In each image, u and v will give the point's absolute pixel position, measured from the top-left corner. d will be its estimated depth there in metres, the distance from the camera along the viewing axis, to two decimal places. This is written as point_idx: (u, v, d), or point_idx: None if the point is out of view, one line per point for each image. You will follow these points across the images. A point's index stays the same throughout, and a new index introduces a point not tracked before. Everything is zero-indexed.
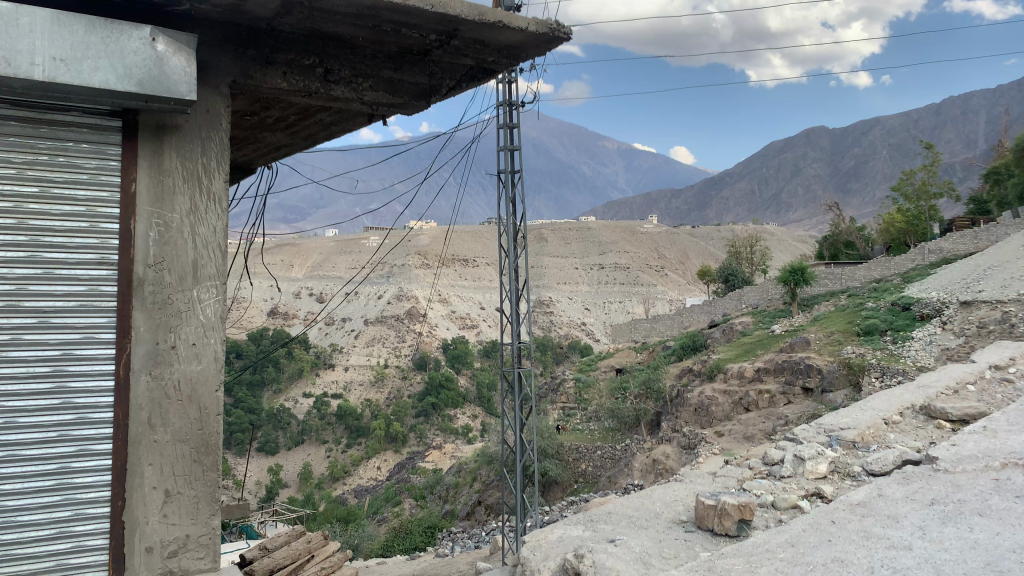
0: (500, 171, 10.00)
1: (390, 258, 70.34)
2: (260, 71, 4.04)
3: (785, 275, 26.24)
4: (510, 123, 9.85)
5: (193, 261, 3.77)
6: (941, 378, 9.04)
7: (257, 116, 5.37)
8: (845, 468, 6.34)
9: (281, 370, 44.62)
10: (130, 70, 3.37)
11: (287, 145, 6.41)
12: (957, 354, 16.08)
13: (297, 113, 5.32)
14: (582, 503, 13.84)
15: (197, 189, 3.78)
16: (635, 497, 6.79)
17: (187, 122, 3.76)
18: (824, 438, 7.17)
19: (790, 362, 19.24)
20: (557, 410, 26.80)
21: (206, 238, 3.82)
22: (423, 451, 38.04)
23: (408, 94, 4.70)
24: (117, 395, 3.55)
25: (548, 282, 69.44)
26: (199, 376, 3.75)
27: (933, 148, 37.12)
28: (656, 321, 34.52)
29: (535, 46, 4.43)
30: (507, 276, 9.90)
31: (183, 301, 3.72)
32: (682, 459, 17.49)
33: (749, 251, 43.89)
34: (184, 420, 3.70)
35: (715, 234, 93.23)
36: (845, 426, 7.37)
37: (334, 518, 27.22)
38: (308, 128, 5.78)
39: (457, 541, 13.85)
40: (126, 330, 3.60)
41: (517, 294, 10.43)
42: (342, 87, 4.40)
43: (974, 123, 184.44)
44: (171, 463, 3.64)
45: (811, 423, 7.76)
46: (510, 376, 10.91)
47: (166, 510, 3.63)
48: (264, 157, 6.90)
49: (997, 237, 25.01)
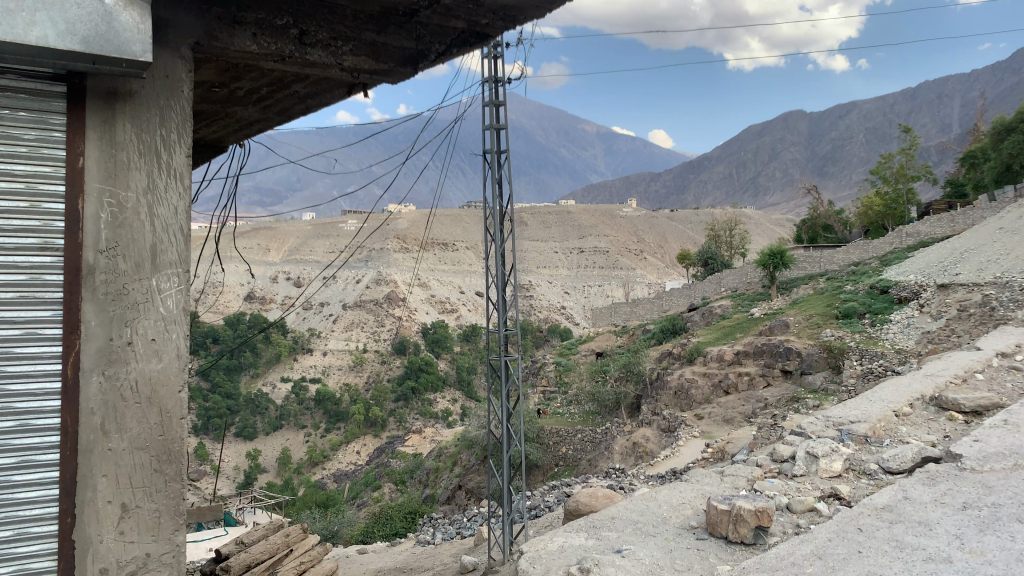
0: (486, 152, 9.78)
1: (369, 241, 69.89)
2: (227, 32, 3.89)
3: (763, 258, 26.35)
4: (495, 101, 9.61)
5: (152, 246, 3.62)
6: (947, 367, 9.06)
7: (227, 88, 5.12)
8: (861, 467, 6.30)
9: (258, 355, 44.20)
10: (73, 26, 3.19)
11: (261, 120, 6.18)
12: (936, 338, 16.19)
13: (271, 84, 5.09)
14: (565, 487, 13.74)
15: (156, 164, 3.63)
16: (636, 501, 6.74)
17: (142, 88, 3.60)
18: (834, 433, 7.13)
19: (769, 345, 19.28)
20: (538, 394, 26.79)
21: (167, 219, 3.67)
22: (403, 435, 37.95)
23: (393, 60, 4.59)
24: (65, 399, 3.39)
25: (528, 266, 69.43)
26: (159, 375, 3.62)
27: (911, 133, 37.28)
28: (636, 305, 34.61)
29: (535, 5, 4.33)
30: (494, 262, 9.75)
31: (140, 292, 3.58)
32: (662, 442, 17.54)
33: (728, 235, 43.97)
34: (143, 425, 3.56)
35: (694, 218, 93.58)
36: (856, 419, 7.37)
37: (313, 503, 27.07)
38: (282, 101, 5.56)
39: (439, 527, 13.69)
40: (74, 325, 3.42)
41: (503, 280, 10.24)
42: (318, 51, 4.24)
43: (948, 107, 186.27)
44: (128, 473, 3.51)
45: (819, 416, 7.74)
46: (498, 363, 10.74)
47: (123, 527, 3.49)
48: (236, 134, 6.68)
49: (973, 221, 25.06)
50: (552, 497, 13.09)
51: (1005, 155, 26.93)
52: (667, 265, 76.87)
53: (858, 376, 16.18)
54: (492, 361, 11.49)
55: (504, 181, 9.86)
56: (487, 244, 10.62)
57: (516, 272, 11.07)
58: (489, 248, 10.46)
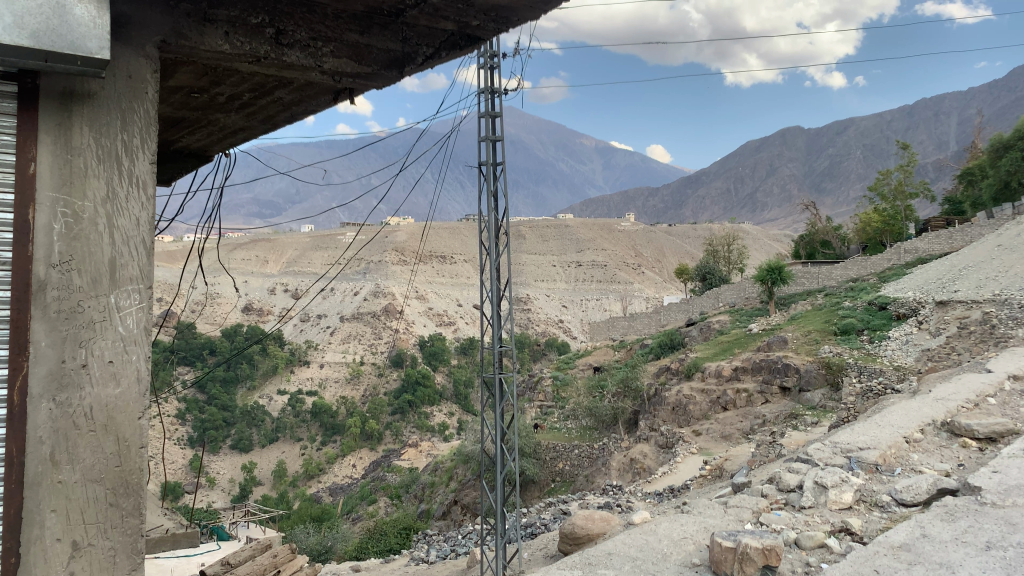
0: (482, 163, 9.70)
1: (366, 254, 69.80)
2: (197, 29, 3.51)
3: (762, 274, 26.28)
4: (492, 111, 9.54)
5: (109, 260, 3.27)
6: (958, 391, 8.92)
7: (208, 93, 4.88)
8: (872, 498, 6.16)
9: (254, 367, 44.03)
10: (22, 18, 2.90)
11: (245, 128, 5.95)
12: (936, 355, 16.10)
13: (253, 90, 4.80)
14: (560, 505, 13.65)
15: (115, 171, 3.28)
16: (635, 534, 6.55)
17: (102, 88, 3.25)
18: (843, 460, 6.98)
19: (767, 361, 19.18)
20: (535, 409, 26.61)
21: (126, 232, 3.32)
22: (399, 449, 37.72)
23: (375, 63, 4.19)
24: (12, 426, 3.01)
25: (526, 280, 69.36)
26: (117, 402, 3.25)
27: (909, 150, 37.32)
28: (634, 319, 34.48)
29: (527, 7, 3.95)
30: (489, 276, 9.64)
31: (97, 310, 3.23)
32: (659, 458, 17.39)
33: (727, 250, 43.88)
34: (98, 455, 3.18)
35: (692, 232, 93.65)
36: (865, 445, 7.21)
37: (308, 517, 26.82)
38: (266, 110, 5.32)
39: (434, 544, 13.54)
40: (23, 346, 3.06)
41: (498, 295, 10.14)
42: (296, 52, 3.84)
43: (945, 125, 187.28)
44: (80, 509, 3.13)
45: (827, 442, 7.57)
46: (493, 378, 10.63)
47: (73, 566, 3.10)
48: (219, 143, 6.50)
49: (971, 238, 25.04)
50: (547, 514, 12.98)
51: (1003, 173, 26.94)
52: (665, 280, 76.89)
53: (857, 394, 15.97)
54: (486, 378, 11.33)
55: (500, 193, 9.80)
56: (483, 258, 10.52)
57: (511, 287, 10.96)
58: (484, 262, 10.36)
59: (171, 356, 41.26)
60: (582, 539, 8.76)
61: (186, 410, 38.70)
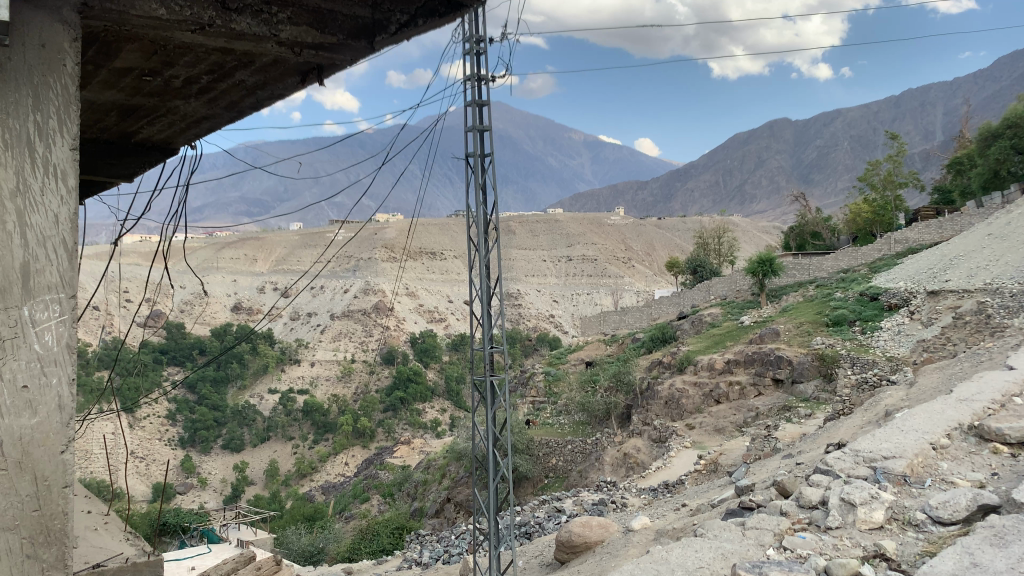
0: (469, 156, 9.53)
1: (356, 251, 69.50)
2: None
3: (753, 266, 26.20)
4: (478, 101, 9.30)
5: (23, 266, 3.05)
6: (981, 390, 8.49)
7: (161, 76, 4.70)
8: (904, 515, 5.75)
9: (245, 366, 43.76)
10: None
11: (209, 116, 5.73)
12: (930, 347, 16.00)
13: (211, 73, 4.64)
14: (553, 502, 13.53)
15: (28, 158, 3.06)
16: (646, 564, 6.06)
17: (12, 58, 3.00)
18: (867, 471, 6.63)
19: (759, 353, 19.10)
20: (528, 404, 26.47)
21: (42, 231, 3.10)
22: (391, 446, 37.52)
23: (340, 31, 4.11)
24: None
25: (516, 275, 69.25)
26: (35, 433, 3.05)
27: (898, 139, 37.32)
28: (626, 313, 34.40)
29: None
30: (479, 272, 9.50)
31: (10, 321, 3.01)
32: (653, 452, 17.27)
33: (717, 242, 43.75)
34: (11, 498, 2.98)
35: (682, 225, 93.76)
36: (888, 454, 6.86)
37: (300, 517, 26.64)
38: (229, 94, 5.13)
39: (427, 544, 13.38)
40: None
41: (489, 292, 9.96)
42: (246, 18, 3.73)
43: (931, 114, 188.29)
44: None
45: (847, 450, 7.24)
46: (485, 381, 10.44)
47: None
48: (183, 134, 6.25)
49: (961, 227, 24.97)
50: (542, 513, 12.85)
51: (991, 161, 26.91)
52: (656, 273, 76.99)
53: (853, 387, 15.85)
54: (475, 379, 11.06)
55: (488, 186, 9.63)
56: (470, 253, 10.35)
57: (500, 284, 10.73)
58: (473, 259, 10.15)
59: (160, 356, 41.08)
60: (579, 547, 8.62)
61: (176, 411, 38.79)
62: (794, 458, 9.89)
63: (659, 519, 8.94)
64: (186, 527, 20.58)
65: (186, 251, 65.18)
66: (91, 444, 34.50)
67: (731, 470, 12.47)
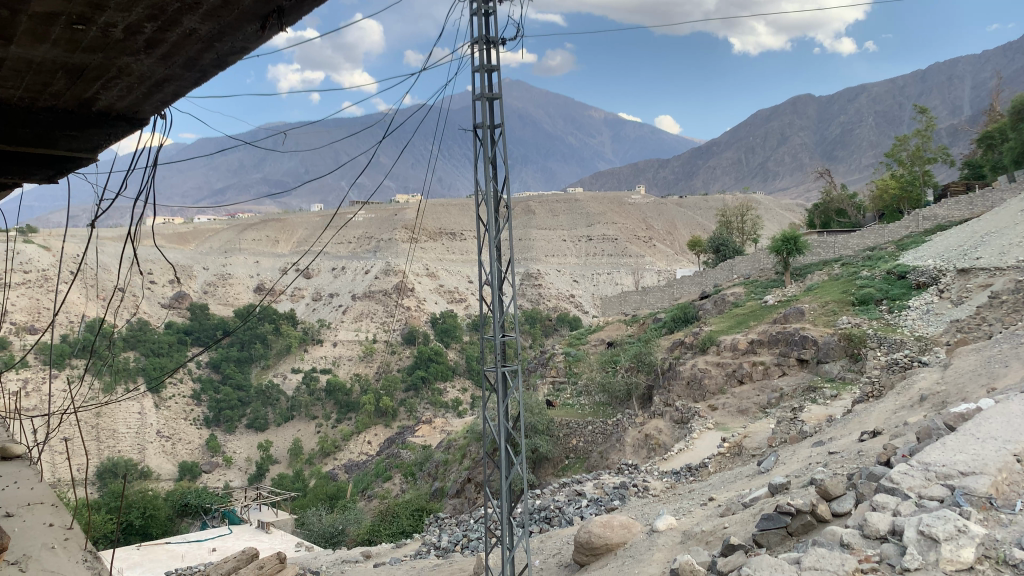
0: (477, 126, 9.23)
1: (377, 231, 69.55)
2: None
3: (777, 244, 25.69)
4: (488, 67, 8.94)
5: None
6: None
7: (95, 24, 3.87)
8: (998, 553, 5.09)
9: (268, 347, 44.05)
10: None
11: (170, 77, 4.80)
12: (965, 327, 15.54)
13: (155, 18, 3.91)
14: (574, 485, 13.27)
15: None
16: None
17: None
18: (943, 492, 5.88)
19: (784, 334, 18.72)
20: (548, 384, 26.32)
21: None
22: (413, 426, 37.57)
23: None
24: None
25: (537, 255, 68.85)
26: None
27: (927, 114, 36.34)
28: (647, 293, 34.05)
29: None
30: (489, 253, 9.21)
31: None
32: (675, 434, 17.06)
33: (740, 220, 43.03)
34: None
35: (704, 203, 92.64)
36: (967, 471, 6.11)
37: (322, 496, 26.79)
38: (188, 46, 4.34)
39: (446, 528, 13.24)
40: None
41: (500, 275, 9.64)
42: None
43: (958, 88, 184.69)
44: None
45: (914, 464, 6.49)
46: (497, 375, 10.05)
47: None
48: (148, 104, 5.27)
49: (993, 203, 24.18)
50: (562, 497, 12.63)
51: None
52: (677, 253, 76.37)
53: (882, 368, 15.44)
54: (485, 372, 10.67)
55: (498, 160, 9.32)
56: (479, 235, 10.02)
57: (511, 268, 10.40)
58: (483, 242, 9.80)
59: (184, 337, 41.61)
60: (600, 549, 8.38)
61: (200, 391, 39.44)
62: (826, 446, 9.56)
63: (685, 517, 8.67)
64: (209, 508, 20.80)
65: (209, 235, 65.62)
66: (119, 423, 35.00)
67: (755, 454, 12.15)
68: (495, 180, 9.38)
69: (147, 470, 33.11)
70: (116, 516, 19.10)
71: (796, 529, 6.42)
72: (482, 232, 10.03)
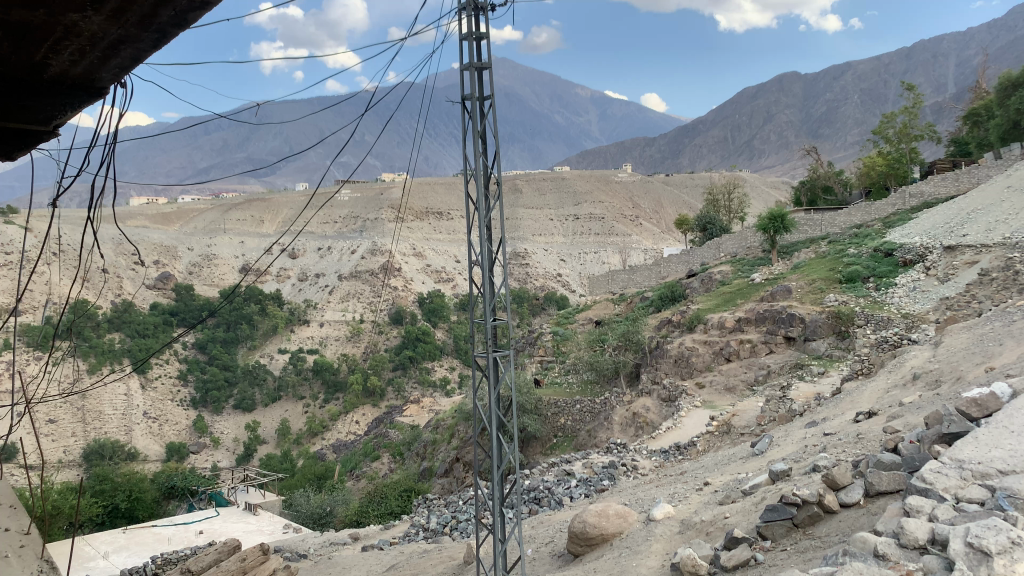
0: (466, 98, 9.03)
1: (363, 211, 69.16)
2: None
3: (765, 223, 25.64)
4: (477, 34, 8.72)
5: None
6: None
7: None
8: None
9: (254, 327, 43.71)
10: None
11: (126, 38, 4.10)
12: (955, 305, 15.53)
13: None
14: (563, 465, 13.23)
15: None
16: None
17: None
18: (983, 494, 5.11)
19: (772, 311, 18.71)
20: (535, 363, 26.28)
21: None
22: (401, 405, 37.51)
23: None
24: None
25: (524, 234, 68.74)
26: None
27: (914, 91, 36.28)
28: (634, 272, 34.00)
29: None
30: (477, 231, 9.04)
31: None
32: (663, 412, 17.06)
33: (727, 198, 42.98)
34: None
35: (690, 181, 92.63)
36: (1005, 470, 5.37)
37: (310, 476, 26.74)
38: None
39: (434, 509, 13.20)
40: None
41: (489, 255, 9.50)
42: None
43: (943, 66, 185.04)
44: None
45: (945, 461, 5.72)
46: (486, 362, 9.89)
47: None
48: (106, 69, 4.53)
49: (979, 179, 24.18)
50: (551, 477, 12.59)
51: (1011, 112, 26.24)
52: (664, 231, 76.40)
53: (871, 346, 15.42)
54: (475, 358, 10.50)
55: (489, 134, 9.10)
56: (468, 213, 9.82)
57: (501, 249, 10.21)
58: (472, 220, 9.58)
59: (170, 318, 41.32)
60: (596, 540, 8.33)
61: (187, 371, 39.26)
62: (820, 427, 9.55)
63: (680, 504, 8.56)
64: (195, 490, 20.71)
65: (193, 215, 65.04)
66: (105, 405, 34.83)
67: (746, 433, 12.12)
68: (485, 155, 9.17)
69: (134, 451, 33.17)
70: (102, 499, 18.98)
71: (802, 521, 6.25)
72: (471, 211, 9.83)
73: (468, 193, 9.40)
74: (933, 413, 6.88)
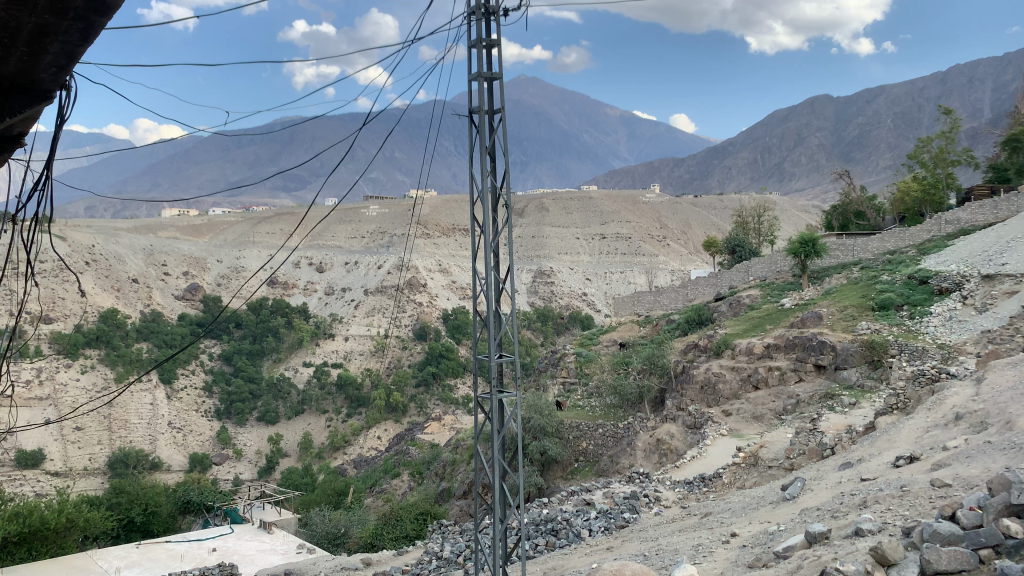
0: (473, 112, 8.83)
1: (390, 227, 69.16)
2: None
3: (795, 246, 25.08)
4: (487, 44, 8.51)
5: None
6: None
7: None
8: None
9: (280, 340, 43.67)
10: None
11: (47, 29, 3.75)
12: (996, 337, 14.94)
13: None
14: (580, 495, 12.81)
15: None
16: None
17: None
18: None
19: (802, 338, 18.16)
20: (558, 385, 25.85)
21: None
22: (422, 422, 37.14)
23: None
24: None
25: (549, 253, 68.34)
26: None
27: (951, 114, 35.52)
28: (660, 294, 33.46)
29: None
30: (481, 256, 8.76)
31: None
32: (688, 439, 16.58)
33: (757, 221, 42.23)
34: None
35: (719, 203, 91.72)
36: None
37: (330, 492, 26.47)
38: None
39: (447, 536, 12.85)
40: None
41: (495, 283, 9.19)
42: None
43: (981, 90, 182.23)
44: None
45: None
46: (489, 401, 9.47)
47: None
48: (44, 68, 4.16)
49: (1018, 207, 23.48)
50: (569, 507, 12.21)
51: None
52: (691, 252, 75.74)
53: (907, 378, 14.85)
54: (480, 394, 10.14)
55: (496, 150, 8.87)
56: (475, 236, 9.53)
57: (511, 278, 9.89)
58: (479, 244, 9.30)
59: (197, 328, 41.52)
60: None
61: (212, 383, 39.38)
62: (856, 470, 9.10)
63: (703, 561, 8.06)
64: (211, 504, 20.56)
65: (222, 228, 65.49)
66: (131, 414, 35.11)
67: (774, 467, 11.70)
68: (492, 174, 8.94)
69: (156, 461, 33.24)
70: (118, 513, 18.95)
71: None
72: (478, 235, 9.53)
73: (475, 216, 9.13)
74: (998, 478, 6.31)
